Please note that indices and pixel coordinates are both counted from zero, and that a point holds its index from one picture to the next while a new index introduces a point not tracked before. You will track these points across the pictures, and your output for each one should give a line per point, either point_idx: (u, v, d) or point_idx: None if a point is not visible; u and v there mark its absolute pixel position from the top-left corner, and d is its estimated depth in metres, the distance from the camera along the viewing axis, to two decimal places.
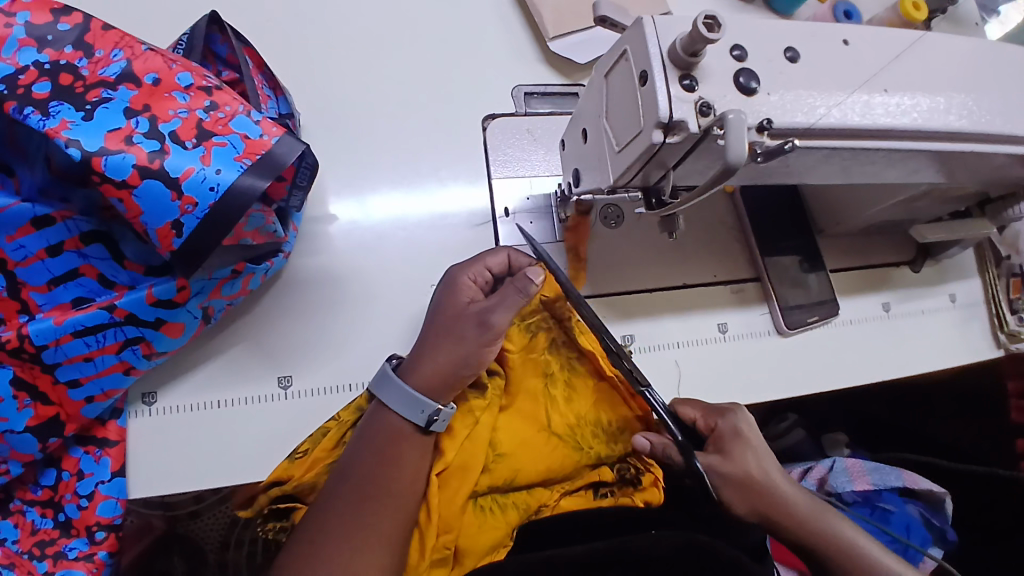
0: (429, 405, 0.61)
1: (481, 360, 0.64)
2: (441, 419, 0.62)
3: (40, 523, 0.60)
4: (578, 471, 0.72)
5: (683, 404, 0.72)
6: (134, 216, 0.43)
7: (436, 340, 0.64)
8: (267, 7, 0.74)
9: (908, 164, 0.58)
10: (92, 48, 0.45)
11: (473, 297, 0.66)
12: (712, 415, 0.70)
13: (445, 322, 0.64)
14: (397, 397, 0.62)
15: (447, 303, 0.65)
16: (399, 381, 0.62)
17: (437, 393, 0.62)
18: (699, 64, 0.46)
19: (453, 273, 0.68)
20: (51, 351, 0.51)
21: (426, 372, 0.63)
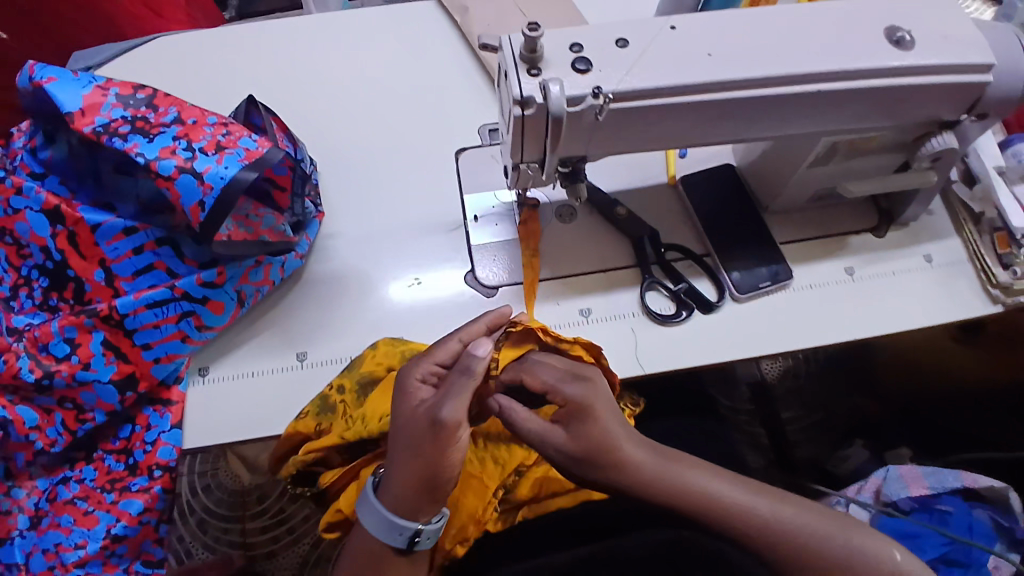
0: (407, 528, 0.64)
1: (449, 466, 0.63)
2: (421, 538, 0.66)
3: (115, 466, 0.80)
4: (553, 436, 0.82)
5: (538, 366, 0.74)
6: (176, 199, 0.69)
7: (401, 455, 0.64)
8: (294, 92, 1.01)
9: (766, 113, 0.68)
10: (157, 106, 0.74)
11: (426, 398, 0.67)
12: (568, 378, 0.71)
13: (404, 436, 0.64)
14: (372, 519, 0.65)
15: (402, 412, 0.66)
16: (376, 507, 0.65)
17: (415, 515, 0.64)
18: (542, 57, 0.63)
19: (402, 379, 0.69)
20: (131, 318, 0.75)
21: (393, 486, 0.64)
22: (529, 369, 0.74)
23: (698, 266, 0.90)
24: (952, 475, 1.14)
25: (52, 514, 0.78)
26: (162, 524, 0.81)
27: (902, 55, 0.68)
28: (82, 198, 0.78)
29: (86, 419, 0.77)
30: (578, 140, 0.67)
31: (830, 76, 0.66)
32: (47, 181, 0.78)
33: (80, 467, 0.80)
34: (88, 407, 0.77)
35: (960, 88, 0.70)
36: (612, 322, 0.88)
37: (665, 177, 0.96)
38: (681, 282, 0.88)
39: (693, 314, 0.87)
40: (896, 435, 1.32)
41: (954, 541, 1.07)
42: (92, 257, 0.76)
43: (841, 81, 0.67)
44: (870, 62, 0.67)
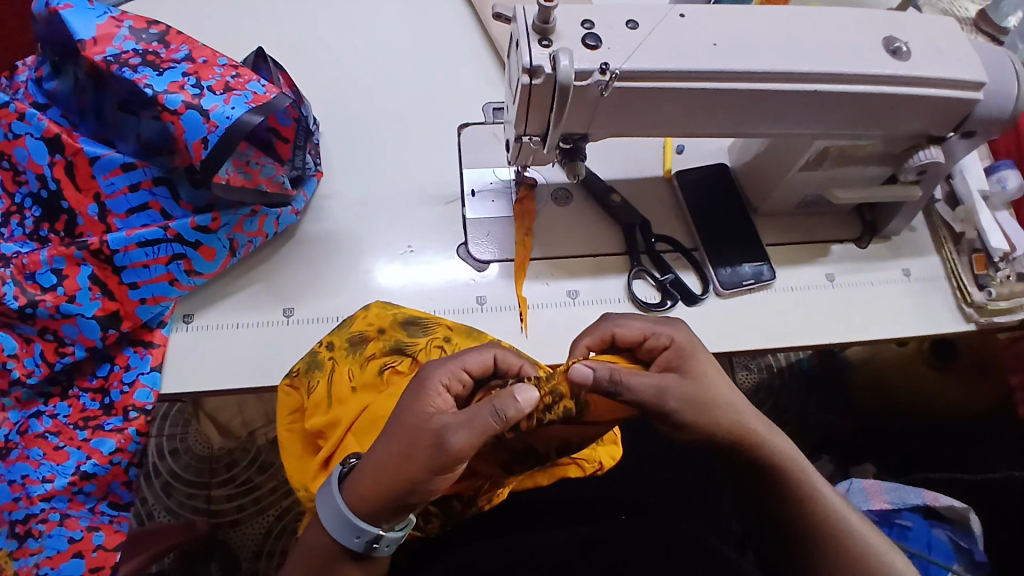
0: (366, 533, 0.60)
1: (433, 484, 0.58)
2: (379, 546, 0.62)
3: (89, 404, 0.79)
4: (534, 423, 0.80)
5: (622, 321, 0.68)
6: (180, 133, 0.69)
7: (388, 455, 0.59)
8: (303, 54, 1.02)
9: (766, 108, 0.71)
10: (170, 44, 0.74)
11: (441, 408, 0.60)
12: (651, 327, 0.67)
13: (400, 440, 0.59)
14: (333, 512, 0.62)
15: (410, 411, 0.60)
16: (338, 497, 0.61)
17: (375, 520, 0.60)
18: (554, 30, 0.64)
19: (425, 373, 0.63)
20: (120, 255, 0.75)
21: (360, 487, 0.60)
22: (622, 322, 0.68)
23: (686, 260, 0.92)
24: (916, 493, 1.17)
25: (21, 446, 0.77)
26: (132, 467, 0.80)
27: (899, 65, 0.70)
28: (83, 133, 0.77)
29: (66, 352, 0.77)
30: (581, 116, 0.69)
31: (829, 78, 0.69)
32: (49, 111, 0.78)
33: (54, 403, 0.79)
34: (68, 341, 0.76)
35: (953, 102, 0.73)
36: (599, 306, 0.89)
37: (660, 171, 0.98)
38: (667, 273, 0.90)
39: (677, 303, 0.89)
40: (863, 450, 1.37)
41: (914, 555, 1.11)
42: (87, 190, 0.76)
43: (840, 85, 0.70)
44: (868, 69, 0.69)
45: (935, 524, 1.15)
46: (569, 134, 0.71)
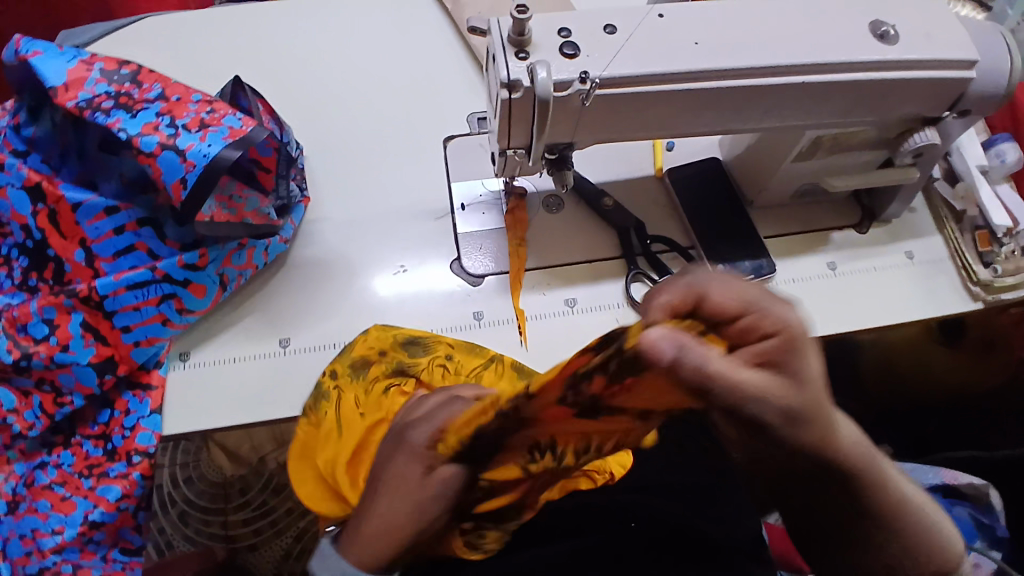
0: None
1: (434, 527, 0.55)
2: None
3: (93, 451, 0.78)
4: None
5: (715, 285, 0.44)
6: (158, 175, 0.68)
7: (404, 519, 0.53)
8: (282, 77, 1.00)
9: (754, 104, 0.69)
10: (141, 82, 0.73)
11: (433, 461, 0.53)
12: None
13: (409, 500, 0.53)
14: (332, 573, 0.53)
15: (410, 469, 0.53)
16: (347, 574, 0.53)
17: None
18: (530, 41, 0.63)
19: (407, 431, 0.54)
20: (110, 300, 0.74)
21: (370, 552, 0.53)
22: (718, 279, 0.44)
23: (683, 259, 0.91)
24: (933, 473, 1.17)
25: (29, 499, 0.77)
26: (140, 511, 0.79)
27: (887, 50, 0.69)
28: (65, 176, 0.76)
29: (65, 402, 0.77)
30: (566, 126, 0.67)
31: (817, 68, 0.67)
32: (29, 158, 0.77)
33: (57, 452, 0.78)
34: (65, 391, 0.76)
35: (946, 83, 0.71)
36: (598, 314, 0.87)
37: (651, 169, 0.96)
38: (665, 274, 0.89)
39: None
40: (877, 433, 1.34)
41: None
42: (72, 236, 0.75)
43: (829, 74, 0.68)
44: (856, 56, 0.68)
45: (955, 501, 1.13)
46: (555, 144, 0.70)
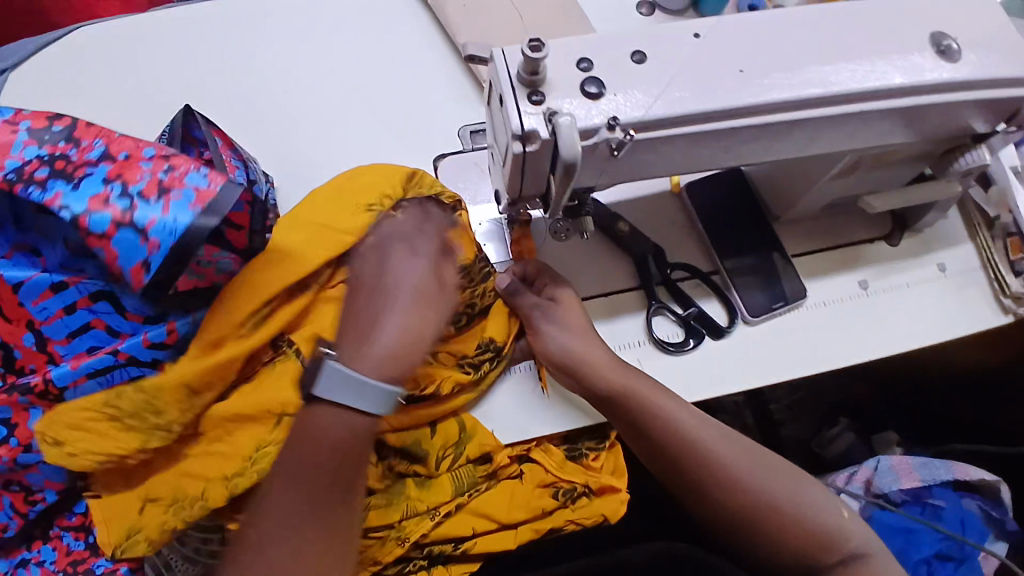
0: None
1: None
2: None
3: (75, 545, 0.70)
4: (531, 483, 0.78)
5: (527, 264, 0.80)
6: (113, 258, 0.58)
7: None
8: (251, 101, 0.91)
9: (799, 136, 0.60)
10: (78, 140, 0.62)
11: None
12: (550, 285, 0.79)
13: None
14: (371, 398, 0.67)
15: None
16: None
17: None
18: (544, 80, 0.52)
19: None
20: (70, 391, 0.64)
21: None
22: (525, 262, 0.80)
23: (706, 286, 0.83)
24: (944, 467, 1.07)
25: None
26: None
27: (948, 68, 0.59)
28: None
29: (37, 500, 0.69)
30: (588, 173, 0.57)
31: (872, 95, 0.58)
32: None
33: (37, 548, 0.70)
34: (36, 488, 0.68)
35: (1008, 99, 0.63)
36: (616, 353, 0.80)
37: (668, 182, 0.87)
38: (690, 306, 0.81)
39: (703, 340, 0.81)
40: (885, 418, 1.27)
41: (948, 538, 1.02)
42: (19, 318, 0.65)
43: (885, 100, 0.58)
44: (915, 77, 0.58)
45: (964, 493, 1.07)
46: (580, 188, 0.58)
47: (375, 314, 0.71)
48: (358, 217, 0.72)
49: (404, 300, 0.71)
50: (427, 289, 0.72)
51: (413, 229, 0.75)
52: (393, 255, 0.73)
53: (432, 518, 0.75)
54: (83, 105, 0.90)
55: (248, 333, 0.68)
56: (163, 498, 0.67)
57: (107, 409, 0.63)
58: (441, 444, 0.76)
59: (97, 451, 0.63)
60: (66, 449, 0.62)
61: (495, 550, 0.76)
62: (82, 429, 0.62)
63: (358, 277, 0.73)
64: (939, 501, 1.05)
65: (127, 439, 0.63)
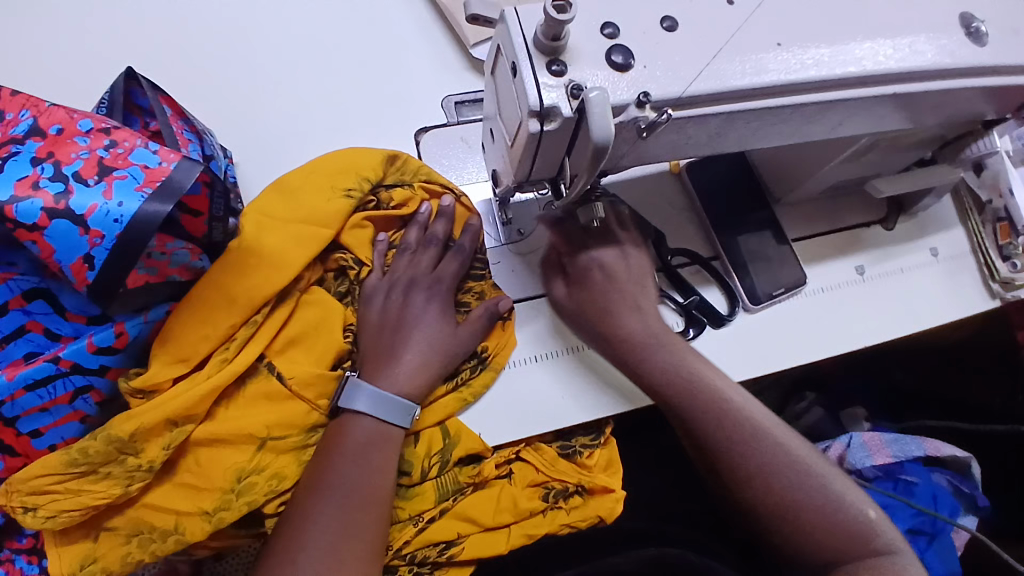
0: None
1: None
2: None
3: (27, 570, 0.63)
4: (520, 488, 0.73)
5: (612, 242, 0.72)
6: (48, 255, 0.48)
7: None
8: (209, 63, 0.80)
9: (827, 118, 0.55)
10: (2, 112, 0.52)
11: None
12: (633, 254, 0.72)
13: None
14: (392, 409, 0.65)
15: None
16: None
17: None
18: (567, 47, 0.45)
19: None
20: (8, 406, 0.56)
21: None
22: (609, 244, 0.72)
23: (706, 273, 0.80)
24: (916, 442, 1.04)
25: None
26: None
27: (976, 53, 0.55)
28: None
29: None
30: (612, 153, 0.51)
31: (907, 76, 0.53)
32: None
33: None
34: None
35: None
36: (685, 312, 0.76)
37: (666, 165, 0.83)
38: (692, 295, 0.77)
39: (704, 330, 0.77)
40: (850, 394, 1.20)
41: (921, 513, 0.97)
42: None
43: (919, 81, 0.54)
44: (950, 57, 0.54)
45: (934, 468, 1.04)
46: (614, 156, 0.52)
47: (394, 349, 0.68)
48: (334, 203, 0.69)
49: (421, 343, 0.68)
50: (443, 335, 0.70)
51: (431, 271, 0.72)
52: (414, 297, 0.70)
53: (415, 524, 0.70)
54: (1, 64, 0.77)
55: (231, 357, 0.64)
56: (121, 528, 0.62)
57: (75, 468, 0.58)
58: (424, 453, 0.70)
59: (73, 507, 0.58)
60: (41, 514, 0.58)
61: (485, 554, 0.71)
62: (50, 492, 0.58)
63: (374, 314, 0.70)
64: (914, 479, 1.01)
65: (105, 487, 0.59)
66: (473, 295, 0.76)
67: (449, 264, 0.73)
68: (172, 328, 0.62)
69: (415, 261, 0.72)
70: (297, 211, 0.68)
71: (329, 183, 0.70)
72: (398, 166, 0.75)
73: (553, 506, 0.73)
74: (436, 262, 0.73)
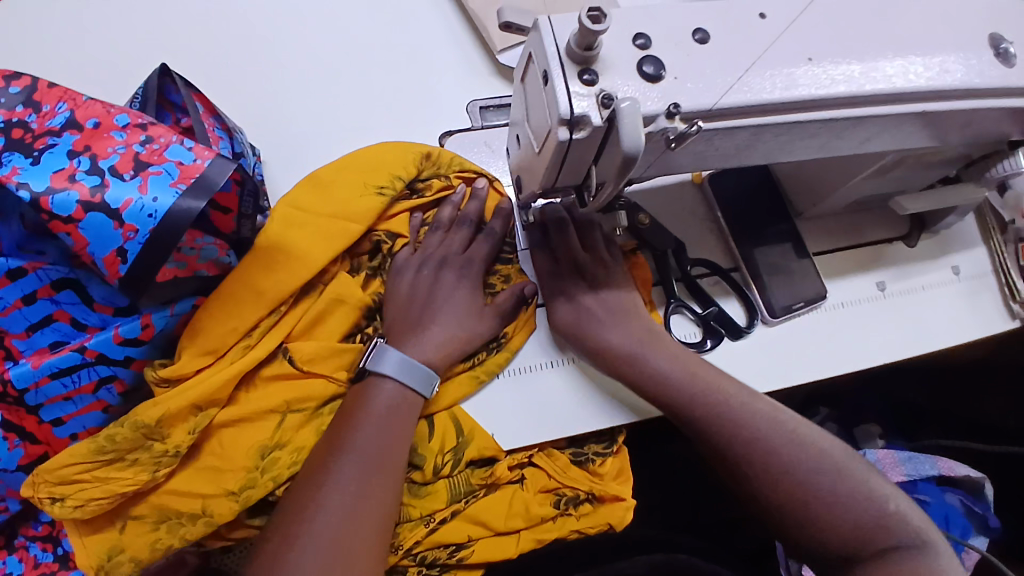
0: None
1: None
2: None
3: (43, 556, 0.64)
4: (533, 494, 0.73)
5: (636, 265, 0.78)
6: (82, 246, 0.49)
7: None
8: (233, 61, 0.82)
9: (855, 134, 0.55)
10: (39, 105, 0.53)
11: None
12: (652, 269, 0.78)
13: None
14: (416, 376, 0.66)
15: None
16: None
17: None
18: (598, 57, 0.46)
19: None
20: (32, 393, 0.57)
21: None
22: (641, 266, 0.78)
23: (726, 283, 0.79)
24: (929, 462, 1.02)
25: None
26: None
27: (1010, 73, 0.55)
28: None
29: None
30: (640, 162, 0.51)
31: (937, 94, 0.53)
32: None
33: None
34: None
35: None
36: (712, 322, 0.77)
37: (689, 174, 0.83)
38: (711, 306, 0.77)
39: (721, 342, 0.77)
40: (866, 409, 1.16)
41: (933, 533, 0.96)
42: None
43: (951, 101, 0.54)
44: (984, 77, 0.54)
45: (946, 488, 1.02)
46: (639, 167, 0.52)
47: (420, 322, 0.69)
48: (367, 200, 0.70)
49: (446, 319, 0.70)
50: (468, 314, 0.71)
51: (462, 252, 0.74)
52: (445, 275, 0.72)
53: (427, 525, 0.70)
54: (36, 57, 0.79)
55: (253, 343, 0.65)
56: (147, 516, 0.62)
57: (102, 455, 0.59)
58: (438, 450, 0.70)
59: (101, 495, 0.59)
60: (69, 504, 0.58)
61: (494, 558, 0.71)
62: (79, 482, 0.59)
63: (404, 286, 0.71)
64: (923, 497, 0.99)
65: (131, 474, 0.60)
66: (501, 278, 0.77)
67: (481, 245, 0.74)
68: (200, 320, 0.63)
69: (448, 240, 0.73)
70: (330, 207, 0.69)
71: (362, 180, 0.71)
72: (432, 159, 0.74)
73: (564, 513, 0.73)
74: (466, 245, 0.74)
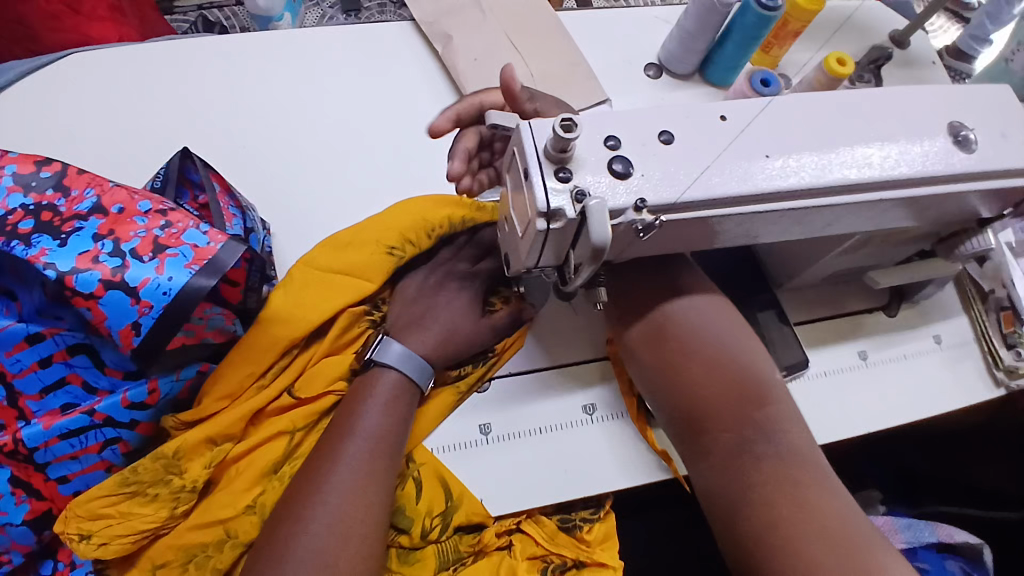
0: None
1: None
2: None
3: None
4: (520, 563, 0.72)
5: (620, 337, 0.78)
6: (100, 320, 0.54)
7: None
8: (251, 141, 0.89)
9: (818, 219, 0.59)
10: (68, 189, 0.58)
11: None
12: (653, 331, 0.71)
13: None
14: (414, 367, 0.71)
15: None
16: None
17: None
18: (572, 157, 0.51)
19: None
20: (41, 452, 0.60)
21: None
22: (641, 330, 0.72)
23: None
24: (928, 528, 1.00)
25: None
26: None
27: (965, 159, 0.59)
28: None
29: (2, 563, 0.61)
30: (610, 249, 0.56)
31: (893, 181, 0.57)
32: None
33: None
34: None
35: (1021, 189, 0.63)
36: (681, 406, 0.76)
37: None
38: None
39: None
40: (861, 477, 1.17)
41: None
42: None
43: (906, 188, 0.58)
44: (937, 165, 0.58)
45: (946, 553, 0.99)
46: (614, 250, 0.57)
47: (421, 322, 0.74)
48: (377, 258, 0.75)
49: (443, 321, 0.74)
50: (467, 320, 0.76)
51: (470, 268, 0.79)
52: (449, 283, 0.78)
53: None
54: (71, 137, 0.87)
55: (268, 383, 0.71)
56: (173, 562, 0.64)
57: (125, 488, 0.63)
58: (426, 513, 0.70)
59: (124, 532, 0.62)
60: (95, 541, 0.61)
61: None
62: (104, 517, 0.62)
63: (411, 286, 0.77)
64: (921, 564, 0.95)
65: (153, 510, 0.63)
66: (502, 298, 0.81)
67: (486, 265, 0.80)
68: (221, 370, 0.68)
69: (459, 254, 0.80)
70: (341, 264, 0.75)
71: (374, 239, 0.76)
72: (444, 227, 0.79)
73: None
74: (475, 261, 0.80)
